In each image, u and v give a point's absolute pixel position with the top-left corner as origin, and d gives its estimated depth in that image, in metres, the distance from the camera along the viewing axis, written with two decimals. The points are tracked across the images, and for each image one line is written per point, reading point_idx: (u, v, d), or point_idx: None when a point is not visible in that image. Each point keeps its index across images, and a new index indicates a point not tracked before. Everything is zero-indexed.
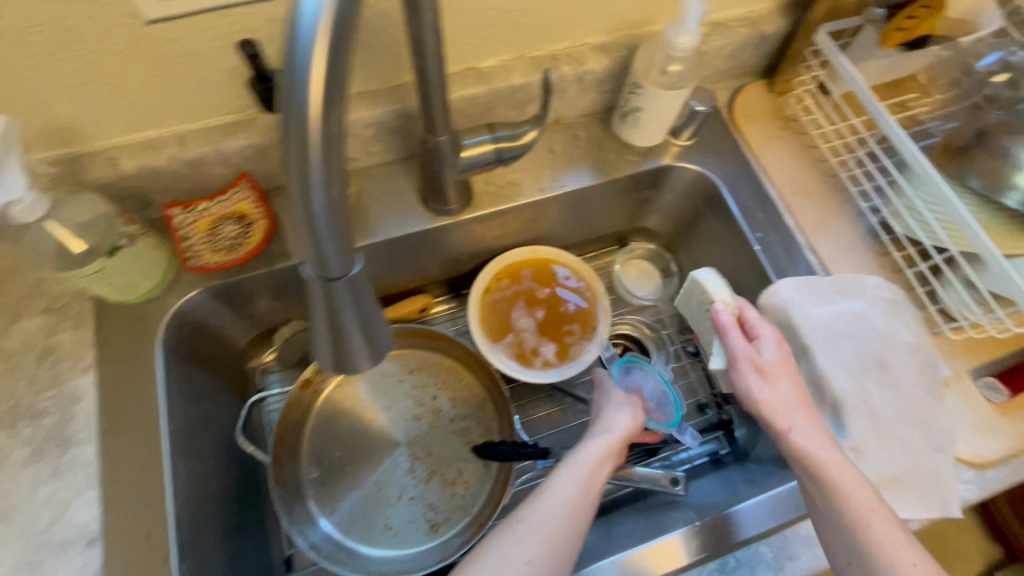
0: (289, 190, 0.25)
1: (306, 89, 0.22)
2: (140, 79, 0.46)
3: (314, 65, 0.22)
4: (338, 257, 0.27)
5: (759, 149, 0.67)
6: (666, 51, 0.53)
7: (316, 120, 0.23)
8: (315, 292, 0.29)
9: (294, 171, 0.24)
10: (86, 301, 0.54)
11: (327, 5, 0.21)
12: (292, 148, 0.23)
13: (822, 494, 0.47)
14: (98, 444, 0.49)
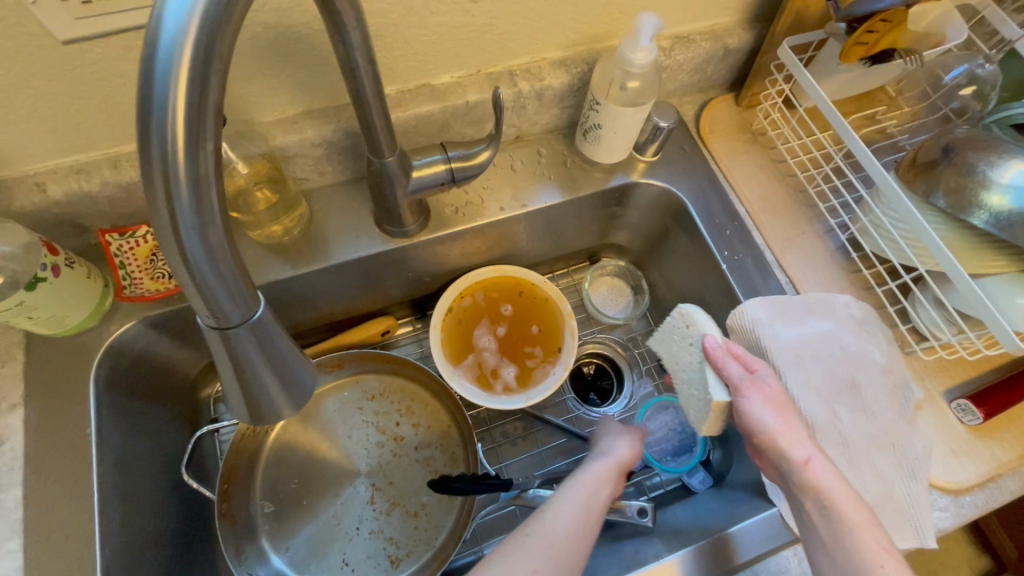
0: (159, 236, 0.24)
1: (168, 130, 0.22)
2: (64, 100, 0.43)
3: (175, 96, 0.22)
4: (232, 302, 0.25)
5: (726, 165, 0.66)
6: (624, 67, 0.51)
7: (179, 152, 0.22)
8: (215, 343, 0.27)
9: (161, 208, 0.23)
10: (15, 333, 0.51)
11: (182, 52, 0.22)
12: (154, 184, 0.23)
13: (835, 532, 0.44)
14: (23, 487, 0.46)
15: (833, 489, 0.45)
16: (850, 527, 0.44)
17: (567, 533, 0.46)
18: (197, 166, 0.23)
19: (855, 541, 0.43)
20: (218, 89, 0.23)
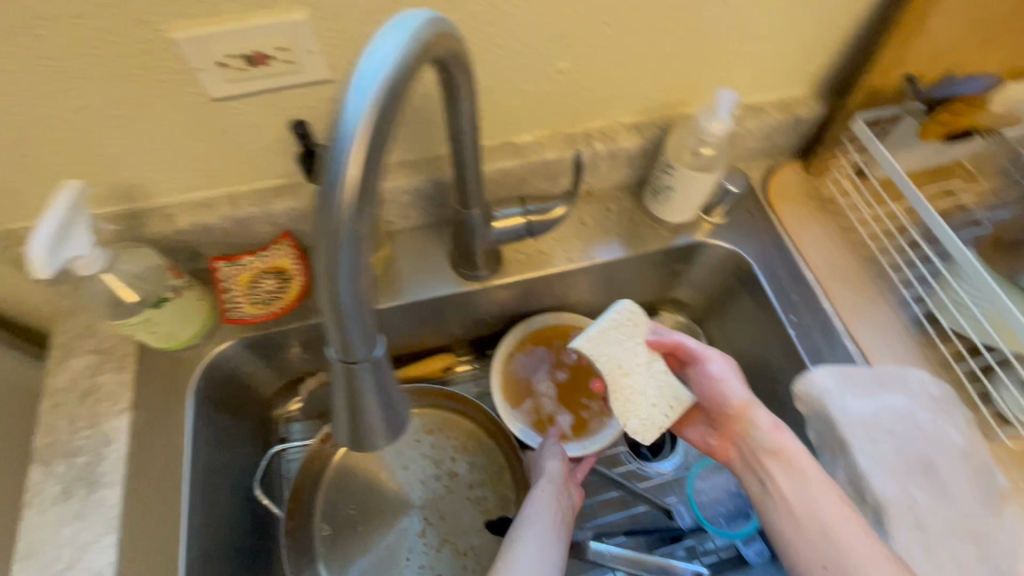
0: (316, 276, 0.26)
1: (341, 190, 0.24)
2: (202, 147, 0.50)
3: (351, 167, 0.23)
4: (362, 342, 0.28)
5: (793, 230, 0.66)
6: (698, 135, 0.54)
7: (348, 218, 0.24)
8: (338, 373, 0.30)
9: (326, 264, 0.25)
10: (130, 345, 0.57)
11: (364, 120, 0.23)
12: (324, 243, 0.25)
13: (804, 506, 0.49)
14: (123, 487, 0.51)
15: (802, 463, 0.51)
16: (813, 501, 0.49)
17: (554, 530, 0.54)
18: (360, 230, 0.25)
19: (818, 514, 0.48)
20: (386, 152, 0.24)
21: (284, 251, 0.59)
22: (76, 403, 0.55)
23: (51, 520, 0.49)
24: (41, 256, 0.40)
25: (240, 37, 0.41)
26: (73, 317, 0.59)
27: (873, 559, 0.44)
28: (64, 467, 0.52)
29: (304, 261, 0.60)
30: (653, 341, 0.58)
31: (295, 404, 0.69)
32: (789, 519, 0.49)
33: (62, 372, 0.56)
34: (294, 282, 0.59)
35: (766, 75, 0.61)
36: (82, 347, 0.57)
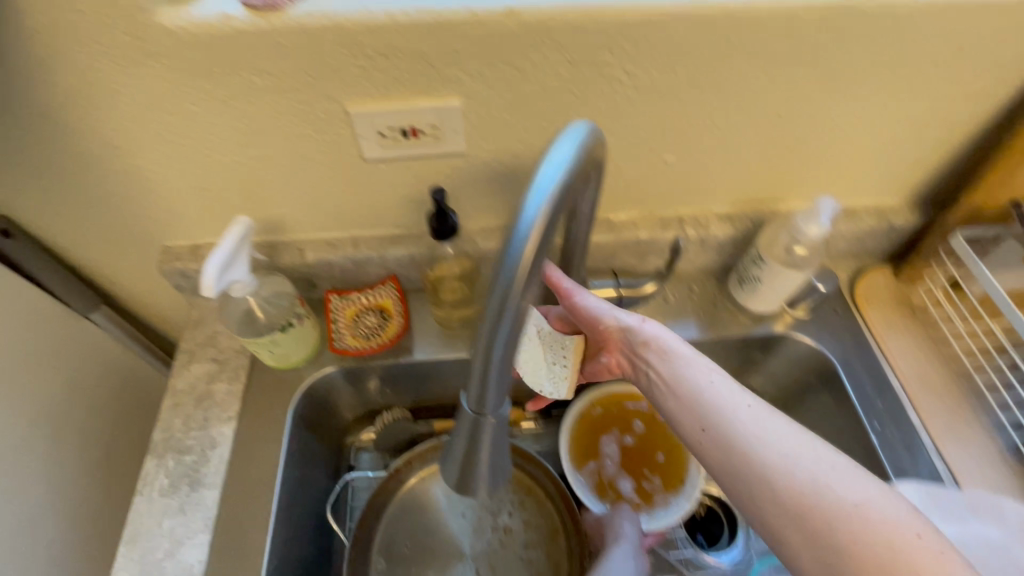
0: (471, 344, 0.30)
1: (513, 278, 0.27)
2: (343, 197, 0.57)
3: (522, 265, 0.27)
4: (494, 403, 0.31)
5: (880, 335, 0.66)
6: (793, 234, 0.56)
7: (511, 306, 0.28)
8: (464, 425, 0.33)
9: (484, 341, 0.29)
10: (244, 359, 0.63)
11: (539, 220, 0.27)
12: (486, 323, 0.29)
13: (695, 413, 0.45)
14: (221, 490, 0.55)
15: (698, 383, 0.46)
16: (706, 408, 0.45)
17: None
18: (519, 316, 0.28)
19: (762, 420, 0.43)
20: (551, 247, 0.28)
21: (387, 291, 0.65)
22: (191, 405, 0.61)
23: (154, 511, 0.54)
24: (211, 276, 0.46)
25: (403, 115, 0.48)
26: (199, 326, 0.66)
27: (825, 467, 0.41)
28: (173, 462, 0.57)
29: (404, 303, 0.66)
30: (550, 275, 0.49)
31: (367, 434, 0.72)
32: (693, 429, 0.45)
33: (182, 374, 0.63)
34: (392, 322, 0.65)
35: (863, 183, 0.63)
36: (203, 354, 0.64)
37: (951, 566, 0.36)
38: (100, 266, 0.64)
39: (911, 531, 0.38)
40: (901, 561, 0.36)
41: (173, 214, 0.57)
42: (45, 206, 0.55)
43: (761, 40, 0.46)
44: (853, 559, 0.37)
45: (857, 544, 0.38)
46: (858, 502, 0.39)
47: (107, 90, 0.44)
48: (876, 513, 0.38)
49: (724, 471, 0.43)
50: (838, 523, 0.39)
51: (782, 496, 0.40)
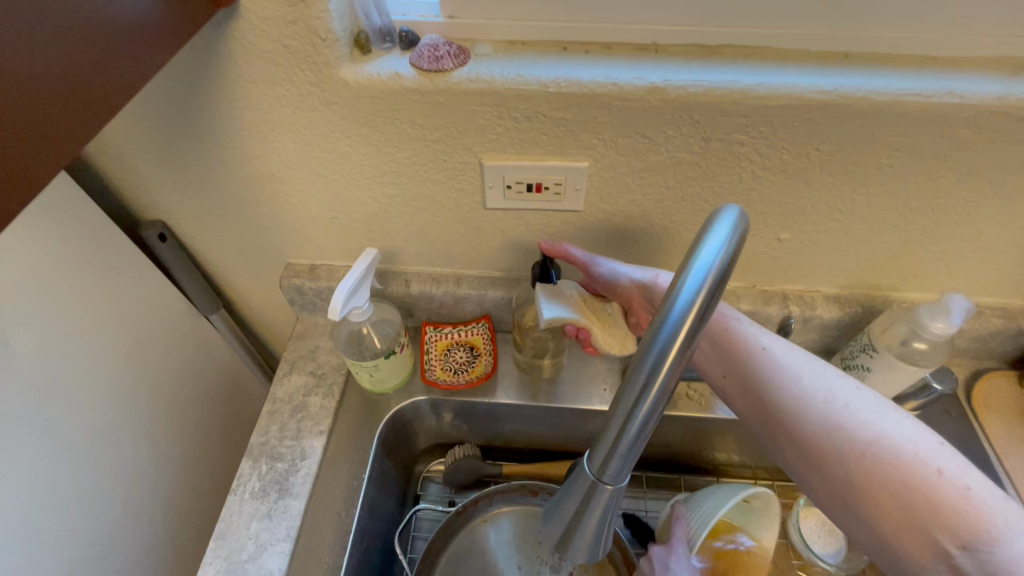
0: (605, 414, 0.31)
1: (661, 361, 0.28)
2: (458, 237, 0.61)
3: (671, 349, 0.28)
4: (617, 477, 0.32)
5: (1000, 445, 0.61)
6: (914, 326, 0.54)
7: (655, 385, 0.29)
8: (579, 490, 0.33)
9: (621, 413, 0.30)
10: (340, 376, 0.67)
11: (692, 310, 0.28)
12: (627, 397, 0.30)
13: (734, 371, 0.48)
14: (307, 502, 0.58)
15: (729, 334, 0.49)
16: (730, 356, 0.49)
17: None
18: (660, 395, 0.29)
19: (782, 363, 0.46)
20: (699, 336, 0.29)
21: (479, 330, 0.67)
22: (288, 414, 0.64)
23: (245, 512, 0.57)
24: (339, 301, 0.50)
25: (534, 171, 0.51)
26: (304, 340, 0.71)
27: (845, 403, 0.42)
28: (266, 467, 0.60)
29: (494, 343, 0.67)
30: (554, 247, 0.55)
31: (437, 465, 0.74)
32: (722, 379, 0.50)
33: (284, 383, 0.67)
34: (481, 360, 0.66)
35: (991, 280, 0.60)
36: (303, 366, 0.68)
37: (975, 501, 0.36)
38: (229, 274, 0.70)
39: (932, 466, 0.38)
40: (917, 494, 0.38)
41: (304, 236, 0.63)
42: (200, 218, 0.62)
43: (903, 133, 0.46)
44: (866, 489, 0.40)
45: (869, 475, 0.40)
46: (874, 436, 0.40)
47: (283, 128, 0.50)
48: (891, 448, 0.39)
49: (758, 421, 0.47)
50: (851, 455, 0.41)
51: (796, 432, 0.44)
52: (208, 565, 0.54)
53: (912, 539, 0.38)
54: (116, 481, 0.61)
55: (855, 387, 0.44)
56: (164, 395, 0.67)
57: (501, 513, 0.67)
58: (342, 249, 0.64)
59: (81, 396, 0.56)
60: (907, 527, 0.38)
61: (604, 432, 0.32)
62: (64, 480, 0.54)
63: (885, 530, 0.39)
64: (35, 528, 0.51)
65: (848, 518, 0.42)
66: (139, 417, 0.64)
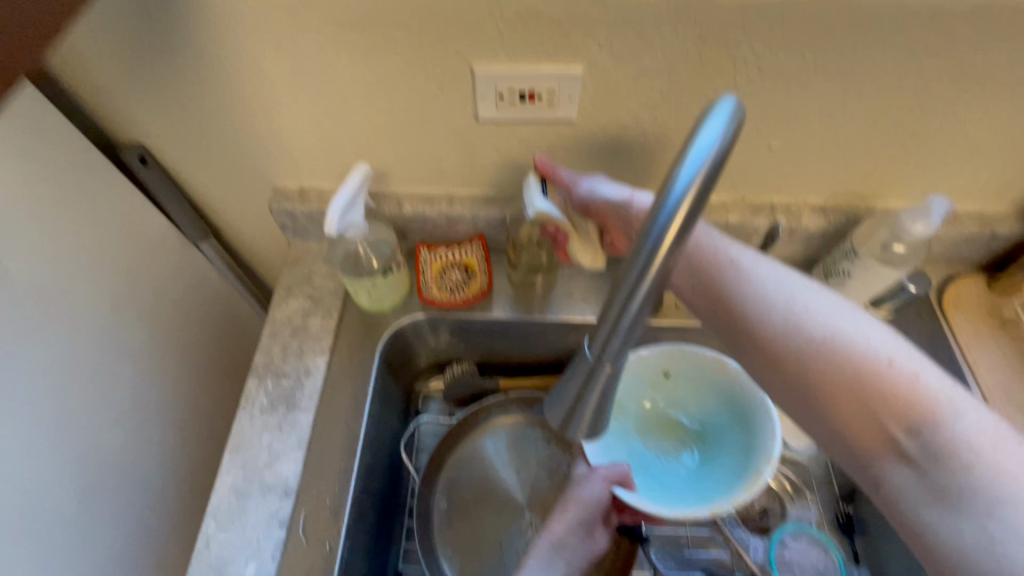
0: (606, 297, 0.33)
1: (657, 244, 0.29)
2: (450, 155, 0.60)
3: (671, 228, 0.29)
4: (615, 355, 0.34)
5: (967, 343, 0.65)
6: (895, 230, 0.56)
7: (654, 266, 0.30)
8: (580, 371, 0.36)
9: (621, 295, 0.32)
10: (337, 299, 0.68)
11: (691, 194, 0.28)
12: (627, 279, 0.31)
13: (704, 285, 0.50)
14: (315, 414, 0.60)
15: (702, 252, 0.50)
16: (702, 270, 0.50)
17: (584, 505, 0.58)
18: (659, 276, 0.31)
19: (750, 276, 0.48)
20: (697, 220, 0.30)
21: (473, 250, 0.67)
22: (288, 335, 0.65)
23: (256, 424, 0.59)
24: (334, 218, 0.51)
25: (527, 78, 0.50)
26: (297, 265, 0.71)
27: (805, 312, 0.45)
28: (272, 384, 0.62)
29: (488, 263, 0.67)
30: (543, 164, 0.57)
31: (435, 384, 0.75)
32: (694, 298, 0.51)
33: (282, 307, 0.67)
34: (476, 280, 0.67)
35: (972, 186, 0.62)
36: (300, 291, 0.69)
37: (921, 389, 0.40)
38: (216, 201, 0.69)
39: (885, 358, 0.41)
40: (871, 386, 0.41)
41: (292, 156, 0.62)
42: (182, 139, 0.60)
43: (900, 28, 0.46)
44: (826, 386, 0.43)
45: (829, 377, 0.43)
46: (831, 340, 0.43)
47: (263, 33, 0.48)
48: (848, 345, 0.43)
49: (729, 334, 0.49)
50: (814, 359, 0.43)
51: (764, 340, 0.46)
52: (227, 472, 0.57)
53: (867, 431, 0.42)
54: (122, 402, 0.63)
55: (816, 293, 0.46)
56: (162, 322, 0.68)
57: (498, 423, 0.71)
58: (332, 170, 0.63)
59: (81, 319, 0.57)
60: (864, 421, 0.42)
61: (603, 315, 0.33)
62: (72, 399, 0.56)
63: (841, 422, 0.43)
64: (48, 442, 0.54)
65: (806, 416, 0.45)
66: (140, 343, 0.65)
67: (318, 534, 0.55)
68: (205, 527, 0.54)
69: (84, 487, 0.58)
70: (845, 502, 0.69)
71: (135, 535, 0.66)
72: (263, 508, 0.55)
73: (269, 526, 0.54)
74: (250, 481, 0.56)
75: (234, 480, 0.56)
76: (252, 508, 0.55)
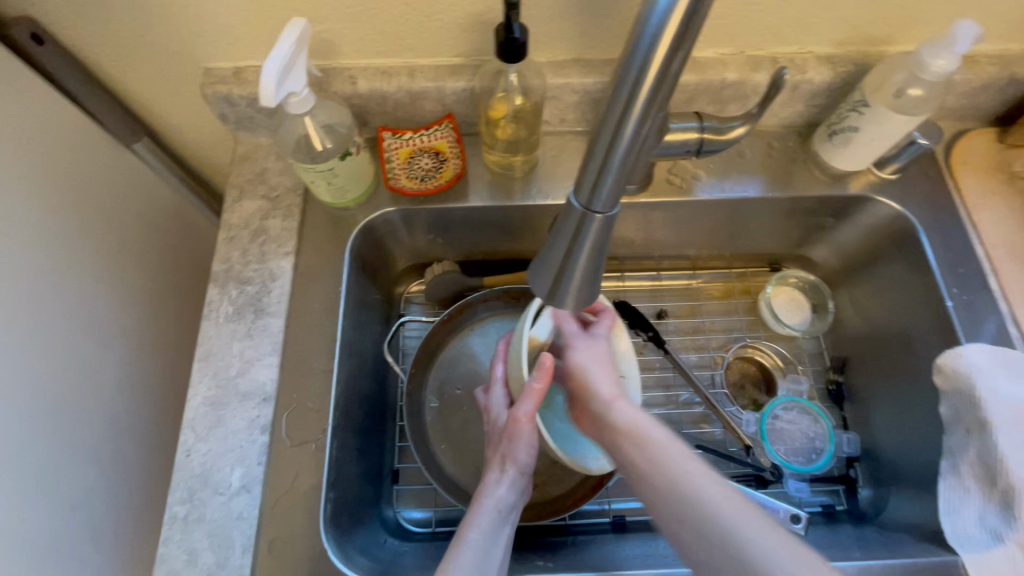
0: (599, 121, 0.29)
1: (656, 36, 0.25)
2: (403, 10, 0.51)
3: (671, 20, 0.24)
4: (606, 195, 0.30)
5: (972, 201, 0.62)
6: (913, 70, 0.51)
7: (653, 70, 0.26)
8: (570, 220, 0.32)
9: (615, 115, 0.28)
10: (297, 197, 0.62)
11: None
12: (621, 97, 0.27)
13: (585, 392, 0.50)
14: (285, 318, 0.56)
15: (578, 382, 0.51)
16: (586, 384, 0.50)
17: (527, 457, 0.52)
18: (658, 85, 0.26)
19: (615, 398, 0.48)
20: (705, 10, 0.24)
21: (444, 132, 0.57)
22: (248, 239, 0.59)
23: (224, 333, 0.55)
24: (271, 82, 0.43)
25: None
26: (247, 162, 0.63)
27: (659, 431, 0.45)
28: (236, 291, 0.57)
29: (460, 145, 0.59)
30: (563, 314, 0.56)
31: (417, 286, 0.71)
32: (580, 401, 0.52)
33: (236, 210, 0.61)
34: (449, 164, 0.60)
35: (996, 20, 0.55)
36: (254, 191, 0.62)
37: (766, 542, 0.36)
38: (140, 90, 0.59)
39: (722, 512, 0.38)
40: (709, 525, 0.38)
41: (216, 23, 0.52)
42: (80, 5, 0.50)
43: None
44: (671, 510, 0.40)
45: (683, 517, 0.39)
46: (672, 447, 0.43)
47: None
48: (688, 478, 0.40)
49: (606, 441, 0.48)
50: (659, 485, 0.41)
51: (624, 454, 0.45)
52: (199, 384, 0.53)
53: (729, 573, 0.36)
54: (82, 324, 0.56)
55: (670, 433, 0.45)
56: (110, 234, 0.60)
57: (486, 320, 0.68)
58: (268, 40, 0.54)
59: (18, 228, 0.49)
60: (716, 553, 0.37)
61: (594, 149, 0.29)
62: (26, 323, 0.49)
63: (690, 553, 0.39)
64: (6, 371, 0.47)
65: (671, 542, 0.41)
66: (88, 258, 0.57)
67: (303, 435, 0.52)
68: (184, 439, 0.51)
69: (61, 417, 0.53)
70: (837, 371, 0.69)
71: (124, 464, 0.62)
72: (243, 416, 0.52)
73: (252, 432, 0.52)
74: (225, 391, 0.53)
75: (207, 391, 0.53)
76: (231, 417, 0.52)
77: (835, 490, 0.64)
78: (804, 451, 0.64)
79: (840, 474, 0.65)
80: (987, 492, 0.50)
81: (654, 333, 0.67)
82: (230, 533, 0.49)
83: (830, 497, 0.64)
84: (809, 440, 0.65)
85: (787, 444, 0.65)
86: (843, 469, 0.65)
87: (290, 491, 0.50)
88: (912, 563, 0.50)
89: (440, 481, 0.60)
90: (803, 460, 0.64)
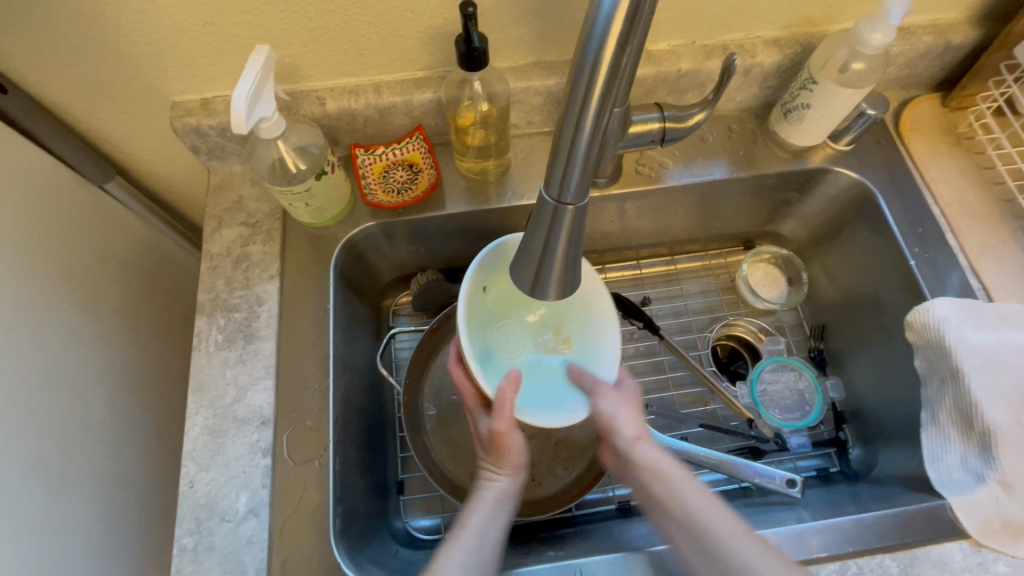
0: (562, 114, 0.30)
1: (604, 35, 0.27)
2: (363, 28, 0.52)
3: (616, 20, 0.26)
4: (576, 185, 0.32)
5: (923, 164, 0.65)
6: (854, 46, 0.54)
7: (604, 68, 0.28)
8: (545, 213, 0.33)
9: (574, 115, 0.30)
10: (276, 221, 0.62)
11: None
12: (578, 94, 0.29)
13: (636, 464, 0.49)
14: (276, 341, 0.57)
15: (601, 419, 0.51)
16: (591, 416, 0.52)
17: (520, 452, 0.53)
18: (611, 82, 0.28)
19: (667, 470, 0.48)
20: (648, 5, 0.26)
21: (415, 144, 0.58)
22: (230, 267, 0.60)
23: (216, 361, 0.56)
24: (241, 110, 0.44)
25: None
26: (223, 192, 0.64)
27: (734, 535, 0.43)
28: (224, 319, 0.57)
29: (431, 155, 0.60)
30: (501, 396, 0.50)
31: (404, 298, 0.71)
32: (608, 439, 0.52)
33: (216, 239, 0.61)
34: (423, 175, 0.61)
35: None
36: (232, 219, 0.62)
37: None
38: (109, 130, 0.60)
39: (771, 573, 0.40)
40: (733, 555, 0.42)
41: (179, 57, 0.53)
42: (41, 50, 0.50)
43: None
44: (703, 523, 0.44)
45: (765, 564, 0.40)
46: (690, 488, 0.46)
47: None
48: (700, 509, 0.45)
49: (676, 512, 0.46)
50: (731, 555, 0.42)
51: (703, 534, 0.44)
52: (196, 414, 0.53)
53: None
54: (71, 369, 0.56)
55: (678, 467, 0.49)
56: (90, 275, 0.60)
57: None
58: (233, 69, 0.55)
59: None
60: None
61: (559, 145, 0.31)
62: (13, 371, 0.49)
63: None
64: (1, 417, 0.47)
65: None
66: (71, 301, 0.57)
67: (305, 454, 0.53)
68: (185, 470, 0.51)
69: (56, 459, 0.53)
70: (818, 338, 0.71)
71: (125, 504, 0.61)
72: (242, 442, 0.53)
73: (254, 456, 0.52)
74: (221, 418, 0.53)
75: (205, 419, 0.53)
76: (231, 444, 0.52)
77: (828, 453, 0.66)
78: (788, 404, 0.67)
79: (830, 437, 0.67)
80: (966, 439, 0.52)
81: (647, 321, 0.69)
82: (243, 559, 0.49)
83: (824, 461, 0.66)
84: (797, 394, 0.68)
85: (778, 405, 0.67)
86: (832, 431, 0.67)
87: (297, 509, 0.51)
88: (905, 511, 0.52)
89: (446, 488, 0.60)
90: (790, 415, 0.66)
